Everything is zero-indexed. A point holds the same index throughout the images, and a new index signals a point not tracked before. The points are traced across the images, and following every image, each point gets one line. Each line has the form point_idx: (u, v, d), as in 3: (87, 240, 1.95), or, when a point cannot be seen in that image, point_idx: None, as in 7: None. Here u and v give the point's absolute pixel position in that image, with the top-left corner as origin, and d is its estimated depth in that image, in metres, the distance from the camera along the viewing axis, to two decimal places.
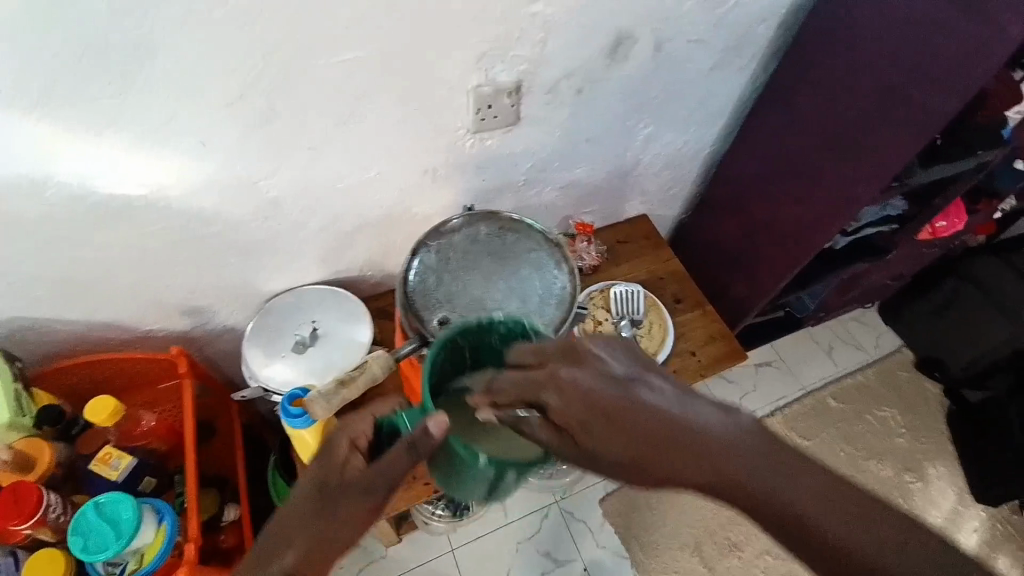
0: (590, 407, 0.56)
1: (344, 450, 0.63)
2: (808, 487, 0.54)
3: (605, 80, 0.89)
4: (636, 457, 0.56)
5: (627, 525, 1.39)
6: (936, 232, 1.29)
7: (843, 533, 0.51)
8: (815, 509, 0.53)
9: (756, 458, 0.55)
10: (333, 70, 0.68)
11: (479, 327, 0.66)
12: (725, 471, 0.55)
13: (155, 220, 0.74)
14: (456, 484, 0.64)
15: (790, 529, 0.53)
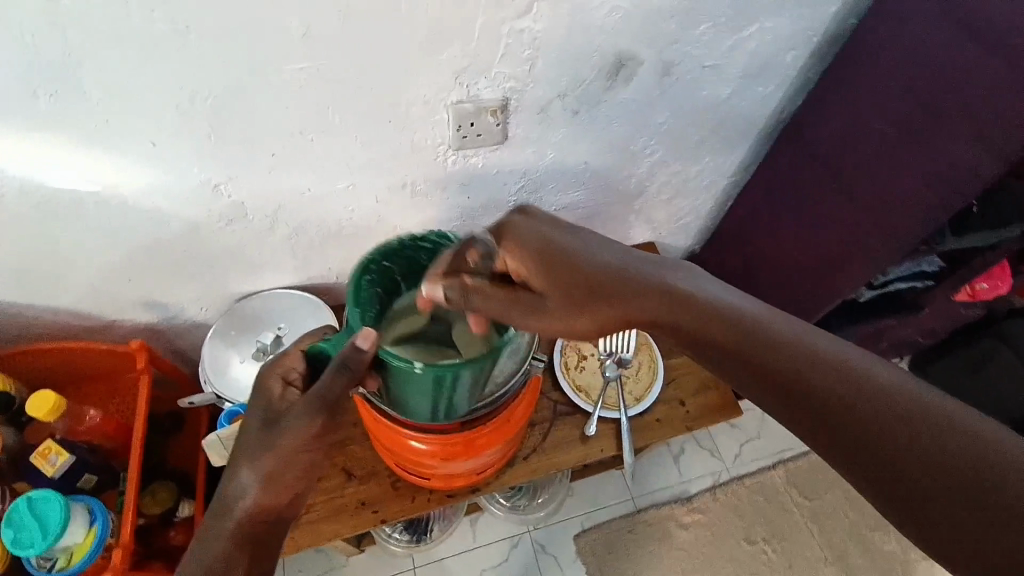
0: (542, 248, 0.62)
1: (276, 387, 0.67)
2: (809, 347, 0.53)
3: (604, 104, 0.82)
4: (581, 291, 0.60)
5: (599, 567, 1.32)
6: (975, 293, 1.15)
7: (846, 389, 0.50)
8: (816, 367, 0.51)
9: (746, 314, 0.56)
10: (293, 77, 0.64)
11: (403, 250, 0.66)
12: (708, 323, 0.56)
13: (111, 213, 0.73)
14: (411, 394, 0.65)
15: (782, 385, 0.52)
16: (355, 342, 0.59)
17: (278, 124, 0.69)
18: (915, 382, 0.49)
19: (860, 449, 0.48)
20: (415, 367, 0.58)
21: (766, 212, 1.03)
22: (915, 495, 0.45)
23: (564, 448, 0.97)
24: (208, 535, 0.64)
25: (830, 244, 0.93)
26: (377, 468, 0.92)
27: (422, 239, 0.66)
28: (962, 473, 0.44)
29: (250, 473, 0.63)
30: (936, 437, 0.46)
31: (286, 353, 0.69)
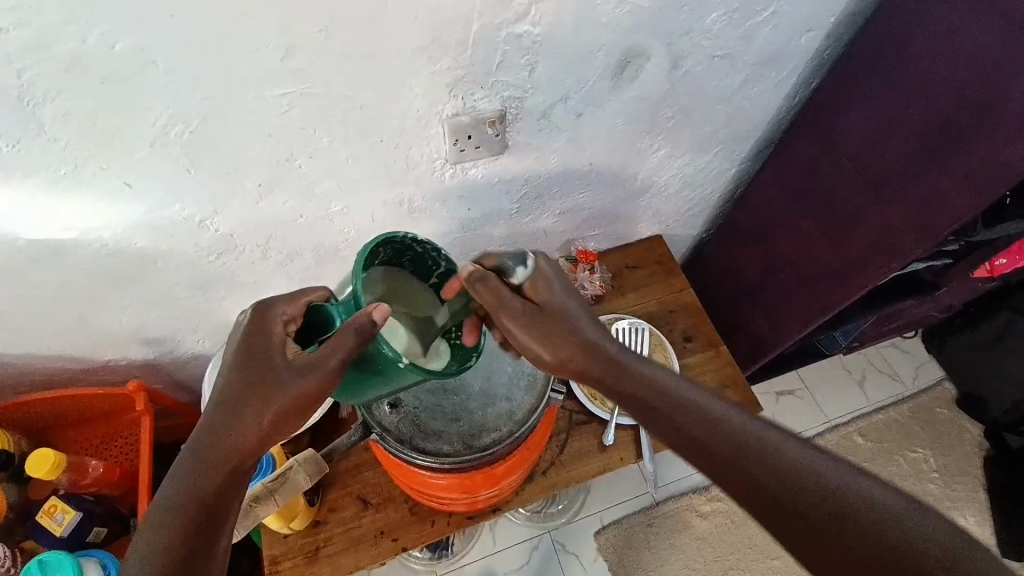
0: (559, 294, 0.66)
1: (278, 334, 0.56)
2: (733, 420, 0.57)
3: (610, 104, 0.77)
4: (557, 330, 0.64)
5: (620, 562, 1.31)
6: (993, 269, 1.09)
7: (764, 458, 0.53)
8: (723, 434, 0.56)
9: (677, 393, 0.61)
10: (275, 102, 0.59)
11: (399, 244, 0.58)
12: (641, 399, 0.62)
13: (92, 259, 0.69)
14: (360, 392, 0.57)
15: (708, 449, 0.56)
16: (369, 314, 0.50)
17: (262, 153, 0.64)
18: (829, 470, 0.52)
19: (770, 509, 0.52)
20: (402, 363, 0.51)
21: (782, 201, 0.98)
22: (796, 529, 0.50)
23: (583, 459, 0.94)
24: (198, 460, 0.53)
25: (848, 235, 0.89)
26: (392, 494, 0.89)
27: (420, 242, 0.59)
28: (840, 524, 0.49)
29: (258, 410, 0.54)
30: (826, 501, 0.50)
31: (279, 302, 0.57)
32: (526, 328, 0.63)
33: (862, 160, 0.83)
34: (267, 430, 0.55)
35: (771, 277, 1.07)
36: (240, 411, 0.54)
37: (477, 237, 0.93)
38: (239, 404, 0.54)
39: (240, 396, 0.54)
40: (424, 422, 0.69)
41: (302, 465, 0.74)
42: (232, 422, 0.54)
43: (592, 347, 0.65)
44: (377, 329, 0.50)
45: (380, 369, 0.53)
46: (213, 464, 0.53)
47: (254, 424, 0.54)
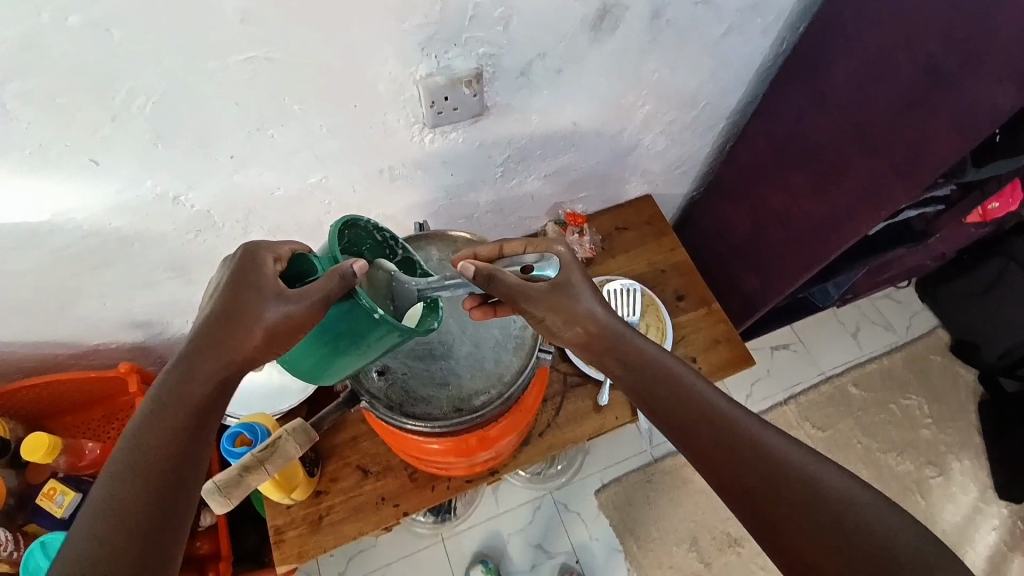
0: (566, 278, 0.63)
1: (269, 265, 0.54)
2: (726, 414, 0.55)
3: (590, 58, 0.74)
4: (561, 311, 0.62)
5: (621, 519, 1.34)
6: (985, 214, 1.08)
7: (748, 455, 0.52)
8: (709, 421, 0.55)
9: (671, 373, 0.59)
10: (239, 68, 0.56)
11: (360, 231, 0.59)
12: (644, 384, 0.60)
13: (67, 242, 0.69)
14: (332, 356, 0.56)
15: (699, 440, 0.55)
16: (349, 267, 0.52)
17: (231, 125, 0.62)
18: (806, 467, 0.50)
19: (743, 498, 0.51)
20: (377, 316, 0.52)
21: (770, 153, 0.97)
22: (766, 520, 0.49)
23: (578, 421, 0.95)
24: (196, 363, 0.50)
25: (834, 186, 0.88)
26: (391, 463, 0.90)
27: (381, 229, 0.60)
28: (809, 514, 0.48)
29: (254, 323, 0.51)
30: (799, 495, 0.49)
31: (262, 244, 0.55)
32: (549, 311, 0.61)
33: (848, 106, 0.81)
34: (262, 344, 0.51)
35: (762, 233, 1.06)
36: (237, 320, 0.51)
37: (463, 203, 0.92)
38: (234, 314, 0.51)
39: (238, 307, 0.51)
40: (413, 389, 0.69)
41: (291, 435, 0.72)
42: (230, 330, 0.51)
43: (603, 325, 0.63)
44: (355, 282, 0.52)
45: (354, 326, 0.53)
46: (211, 371, 0.50)
47: (251, 335, 0.51)
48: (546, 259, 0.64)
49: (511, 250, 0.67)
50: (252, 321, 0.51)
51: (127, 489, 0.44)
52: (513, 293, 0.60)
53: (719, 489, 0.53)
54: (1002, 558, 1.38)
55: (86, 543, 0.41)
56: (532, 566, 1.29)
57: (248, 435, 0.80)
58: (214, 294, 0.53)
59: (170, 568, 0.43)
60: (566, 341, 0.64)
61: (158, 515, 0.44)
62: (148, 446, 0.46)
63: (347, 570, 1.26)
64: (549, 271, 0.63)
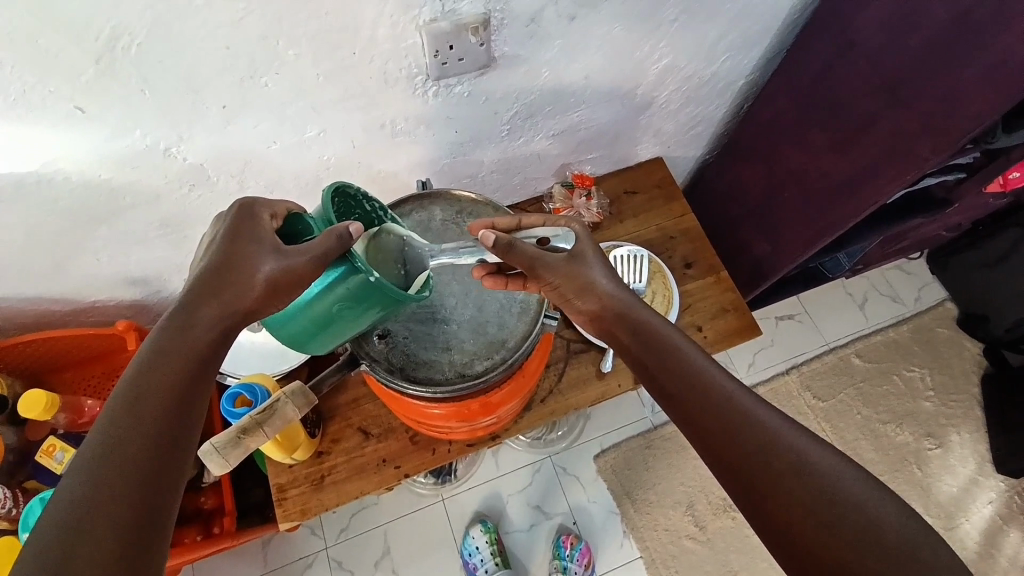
0: (579, 250, 0.63)
1: (266, 222, 0.52)
2: (719, 385, 0.53)
3: (606, 5, 0.69)
4: (572, 280, 0.61)
5: (619, 483, 1.36)
6: (1006, 183, 1.04)
7: (736, 426, 0.51)
8: (706, 392, 0.53)
9: (673, 344, 0.58)
10: (228, 7, 0.52)
11: (350, 199, 0.57)
12: (643, 351, 0.59)
13: (54, 196, 0.66)
14: (327, 322, 0.55)
15: (690, 408, 0.53)
16: (346, 229, 0.49)
17: (222, 70, 0.58)
18: (798, 444, 0.49)
19: (733, 469, 0.49)
20: (373, 279, 0.50)
21: (791, 114, 0.92)
22: (753, 490, 0.48)
23: (581, 387, 0.94)
24: (198, 308, 0.48)
25: (858, 150, 0.84)
26: (393, 425, 0.90)
27: (370, 200, 0.59)
28: (798, 488, 0.46)
29: (260, 271, 0.49)
30: (791, 469, 0.47)
31: (258, 199, 0.53)
32: (563, 280, 0.61)
33: (879, 62, 0.77)
34: (263, 297, 0.49)
35: (776, 198, 1.02)
36: (238, 270, 0.49)
37: (467, 162, 0.89)
38: (231, 265, 0.49)
39: (237, 257, 0.49)
40: (415, 353, 0.68)
41: (288, 398, 0.72)
42: (230, 279, 0.49)
43: (613, 298, 0.62)
44: (351, 245, 0.49)
45: (348, 291, 0.51)
46: (213, 317, 0.48)
47: (252, 287, 0.49)
48: (562, 233, 0.65)
49: (528, 224, 0.66)
50: (252, 272, 0.49)
51: (127, 432, 0.42)
52: (532, 262, 0.60)
53: (706, 457, 0.52)
54: (995, 528, 1.40)
55: (79, 488, 0.39)
56: (530, 526, 1.32)
57: (248, 396, 0.79)
58: (210, 247, 0.51)
59: (170, 517, 0.41)
60: (575, 310, 0.64)
61: (156, 463, 0.42)
62: (147, 390, 0.44)
63: (349, 527, 1.29)
64: (564, 243, 0.64)
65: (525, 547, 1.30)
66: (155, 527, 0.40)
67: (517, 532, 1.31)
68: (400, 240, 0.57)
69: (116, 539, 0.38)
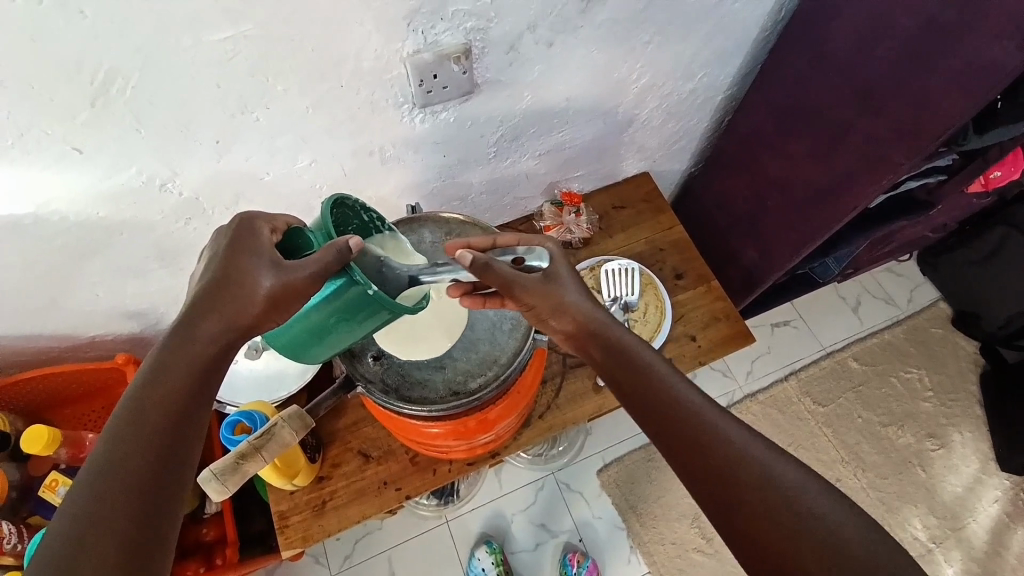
0: (552, 271, 0.62)
1: (266, 235, 0.53)
2: (695, 405, 0.54)
3: (582, 29, 0.72)
4: (550, 300, 0.60)
5: (623, 497, 1.35)
6: (987, 183, 1.06)
7: (701, 439, 0.52)
8: (678, 411, 0.54)
9: (648, 362, 0.59)
10: (218, 48, 0.55)
11: (347, 210, 0.58)
12: (614, 365, 0.60)
13: (53, 234, 0.68)
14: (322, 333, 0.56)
15: (664, 425, 0.54)
16: (346, 244, 0.50)
17: (212, 106, 0.60)
18: (760, 462, 0.50)
19: (708, 485, 0.50)
20: (371, 291, 0.51)
21: (770, 123, 0.95)
22: (728, 507, 0.49)
23: (578, 401, 0.95)
24: (200, 320, 0.49)
25: (837, 155, 0.86)
26: (392, 447, 0.90)
27: (368, 210, 0.60)
28: (768, 504, 0.47)
29: (258, 283, 0.50)
30: (760, 487, 0.48)
31: (255, 215, 0.54)
32: (541, 301, 0.60)
33: (850, 69, 0.79)
34: (264, 311, 0.50)
35: (761, 206, 1.04)
36: (237, 285, 0.50)
37: (457, 184, 0.91)
38: (229, 279, 0.50)
39: (236, 271, 0.50)
40: (409, 372, 0.69)
41: (286, 422, 0.72)
42: (229, 294, 0.50)
43: (589, 317, 0.62)
44: (351, 259, 0.50)
45: (344, 303, 0.52)
46: (215, 330, 0.49)
47: (252, 301, 0.50)
48: (535, 252, 0.60)
49: (503, 242, 0.63)
50: (249, 288, 0.50)
51: (132, 445, 0.43)
52: (508, 284, 0.57)
53: (677, 469, 0.53)
54: (1002, 527, 1.39)
55: (85, 501, 0.40)
56: (536, 545, 1.31)
57: (247, 423, 0.80)
58: (210, 262, 0.52)
59: (172, 530, 0.42)
60: (552, 331, 0.63)
61: (162, 474, 0.43)
62: (149, 404, 0.45)
63: (353, 553, 1.28)
64: (540, 260, 0.61)
65: (531, 566, 1.29)
66: (154, 539, 0.41)
67: (522, 551, 1.30)
68: (377, 258, 0.56)
69: (123, 551, 0.39)
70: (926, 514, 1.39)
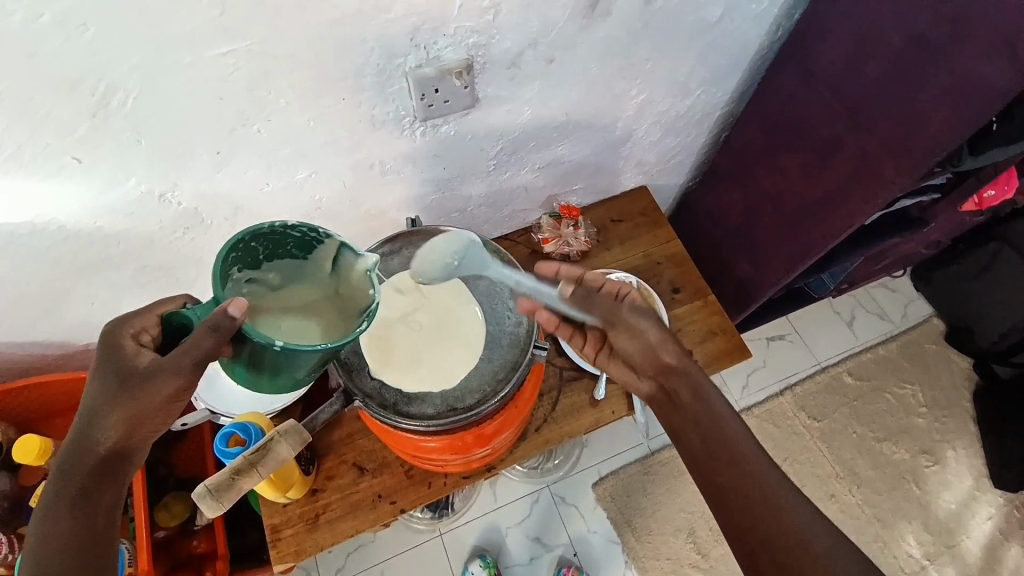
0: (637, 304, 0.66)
1: (128, 346, 0.53)
2: (742, 456, 0.59)
3: (582, 46, 0.73)
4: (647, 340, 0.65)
5: (619, 511, 1.34)
6: (980, 201, 1.07)
7: (744, 489, 0.58)
8: (724, 462, 0.59)
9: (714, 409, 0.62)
10: (220, 62, 0.55)
11: (273, 235, 0.55)
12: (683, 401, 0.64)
13: (50, 244, 0.68)
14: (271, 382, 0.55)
15: (710, 472, 0.60)
16: (225, 310, 0.48)
17: (211, 119, 0.60)
18: (790, 514, 0.56)
19: (740, 533, 0.57)
20: (277, 347, 0.50)
21: (763, 141, 0.96)
22: (755, 555, 0.55)
23: (574, 415, 0.95)
24: (98, 418, 0.52)
25: (830, 172, 0.87)
26: (388, 460, 0.89)
27: (292, 227, 0.55)
28: (792, 562, 0.53)
29: (114, 415, 0.52)
30: (790, 543, 0.54)
31: (141, 312, 0.54)
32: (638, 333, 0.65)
33: (841, 88, 0.81)
34: (163, 403, 0.52)
35: (757, 222, 1.05)
36: (129, 385, 0.51)
37: (455, 197, 0.91)
38: (135, 377, 0.51)
39: (139, 368, 0.52)
40: (407, 388, 0.70)
41: (283, 437, 0.72)
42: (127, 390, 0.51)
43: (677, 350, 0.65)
44: (240, 325, 0.49)
45: (261, 359, 0.51)
46: (113, 425, 0.52)
47: (147, 398, 0.52)
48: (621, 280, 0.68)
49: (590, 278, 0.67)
50: (129, 400, 0.52)
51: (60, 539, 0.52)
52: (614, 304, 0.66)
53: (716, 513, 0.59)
54: (996, 543, 1.39)
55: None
56: (530, 560, 1.29)
57: (241, 435, 0.79)
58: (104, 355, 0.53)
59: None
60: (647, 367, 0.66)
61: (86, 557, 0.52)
62: (52, 550, 0.52)
63: (346, 567, 1.26)
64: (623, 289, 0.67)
65: None
66: None
67: (516, 566, 1.29)
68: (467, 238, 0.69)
69: None
70: (920, 530, 1.39)
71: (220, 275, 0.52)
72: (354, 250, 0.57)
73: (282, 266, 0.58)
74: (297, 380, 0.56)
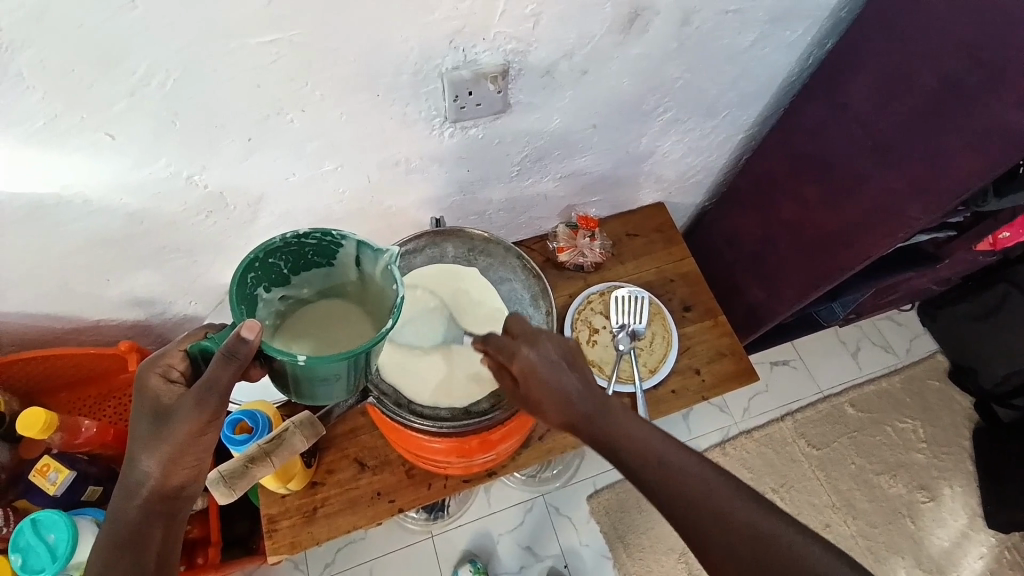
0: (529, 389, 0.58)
1: (156, 387, 0.53)
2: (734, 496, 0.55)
3: (616, 61, 0.74)
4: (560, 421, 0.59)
5: (612, 526, 1.34)
6: (996, 242, 1.07)
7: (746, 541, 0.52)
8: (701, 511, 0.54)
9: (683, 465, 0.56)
10: (260, 51, 0.56)
11: (289, 248, 0.55)
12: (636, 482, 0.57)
13: (74, 218, 0.68)
14: (316, 393, 0.56)
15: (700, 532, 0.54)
16: (238, 335, 0.48)
17: (246, 106, 0.61)
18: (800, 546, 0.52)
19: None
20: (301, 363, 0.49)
21: (786, 168, 0.97)
22: None
23: None
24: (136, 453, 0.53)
25: (851, 205, 0.87)
26: (389, 457, 0.89)
27: (306, 235, 0.54)
28: None
29: (148, 455, 0.52)
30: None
31: (167, 349, 0.54)
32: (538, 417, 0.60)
33: (870, 123, 0.81)
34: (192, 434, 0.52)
35: (772, 246, 1.05)
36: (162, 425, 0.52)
37: (475, 200, 0.91)
38: (168, 411, 0.52)
39: (169, 404, 0.52)
40: (421, 390, 0.71)
41: (297, 429, 0.72)
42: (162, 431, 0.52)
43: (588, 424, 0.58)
44: (258, 347, 0.48)
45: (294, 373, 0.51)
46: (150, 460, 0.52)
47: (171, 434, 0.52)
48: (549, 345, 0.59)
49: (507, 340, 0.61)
50: (165, 438, 0.52)
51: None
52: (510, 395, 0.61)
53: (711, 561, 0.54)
54: None
55: None
56: (520, 569, 1.28)
57: (248, 422, 0.79)
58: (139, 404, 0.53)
59: None
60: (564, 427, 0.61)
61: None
62: None
63: (335, 562, 1.26)
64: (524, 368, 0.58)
65: None
66: None
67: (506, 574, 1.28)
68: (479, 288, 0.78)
69: None
70: (911, 566, 1.38)
71: (240, 297, 0.53)
72: (372, 247, 0.55)
73: (312, 277, 0.59)
74: (338, 390, 0.56)
